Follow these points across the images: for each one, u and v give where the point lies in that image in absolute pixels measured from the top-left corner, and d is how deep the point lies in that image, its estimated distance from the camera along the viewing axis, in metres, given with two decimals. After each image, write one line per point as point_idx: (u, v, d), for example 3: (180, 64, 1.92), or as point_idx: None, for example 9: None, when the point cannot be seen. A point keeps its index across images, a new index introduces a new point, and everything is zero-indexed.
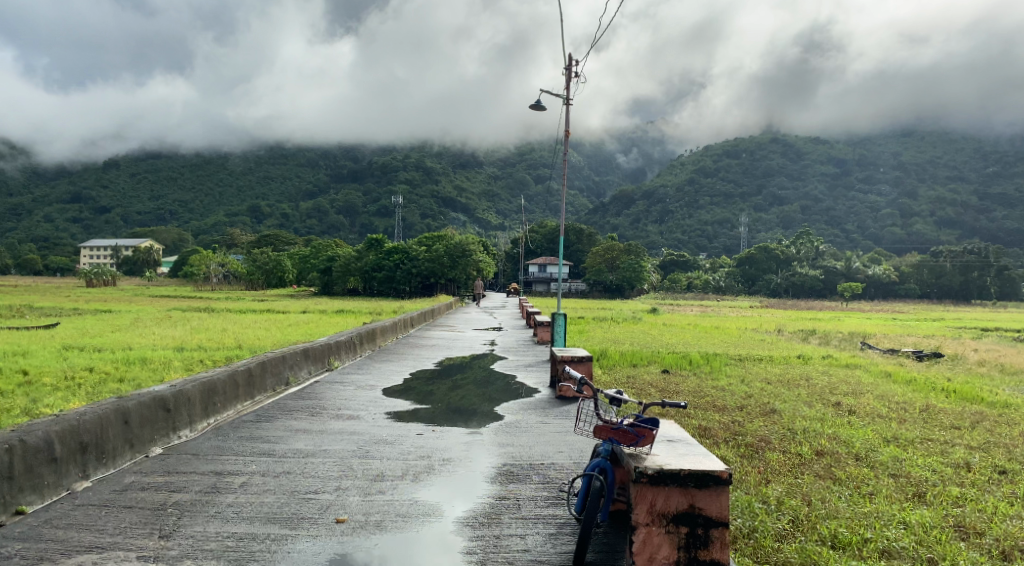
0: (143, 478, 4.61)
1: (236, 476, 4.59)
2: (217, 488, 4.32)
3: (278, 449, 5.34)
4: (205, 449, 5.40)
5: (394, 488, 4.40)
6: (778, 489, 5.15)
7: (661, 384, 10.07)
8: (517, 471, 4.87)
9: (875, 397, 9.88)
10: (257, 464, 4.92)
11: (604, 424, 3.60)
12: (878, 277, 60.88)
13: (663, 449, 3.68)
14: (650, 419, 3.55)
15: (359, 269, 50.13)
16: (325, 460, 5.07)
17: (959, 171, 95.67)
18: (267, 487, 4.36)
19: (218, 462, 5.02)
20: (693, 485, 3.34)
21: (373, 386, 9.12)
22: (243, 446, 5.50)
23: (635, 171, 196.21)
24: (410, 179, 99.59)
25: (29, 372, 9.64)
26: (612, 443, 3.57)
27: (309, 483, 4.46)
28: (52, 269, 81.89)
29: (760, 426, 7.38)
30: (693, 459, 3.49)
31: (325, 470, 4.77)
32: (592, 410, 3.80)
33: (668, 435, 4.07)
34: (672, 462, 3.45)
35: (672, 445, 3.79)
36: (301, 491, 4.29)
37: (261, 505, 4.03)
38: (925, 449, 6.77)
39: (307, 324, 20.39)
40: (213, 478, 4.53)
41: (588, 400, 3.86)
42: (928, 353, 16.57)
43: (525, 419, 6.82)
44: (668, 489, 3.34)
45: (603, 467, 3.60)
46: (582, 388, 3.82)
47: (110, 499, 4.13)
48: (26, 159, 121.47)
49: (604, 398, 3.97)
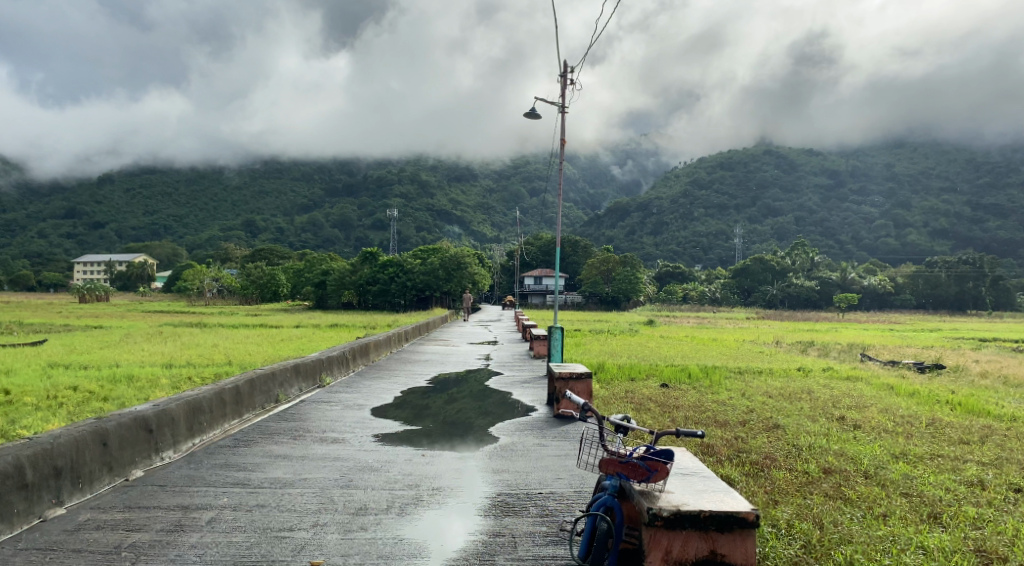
0: (103, 515, 4.30)
1: (204, 511, 4.33)
2: (181, 526, 4.06)
3: (254, 479, 5.09)
4: (178, 479, 5.11)
5: (378, 522, 4.15)
6: (786, 512, 4.91)
7: (661, 398, 9.84)
8: (513, 503, 4.60)
9: (880, 411, 9.66)
10: (229, 495, 4.66)
11: (611, 457, 3.35)
12: (875, 287, 60.51)
13: (678, 485, 3.45)
14: (663, 451, 3.31)
15: (354, 282, 49.57)
16: (305, 490, 4.81)
17: (951, 182, 96.04)
18: (238, 524, 4.09)
19: (186, 494, 4.73)
20: (714, 530, 3.11)
21: (361, 406, 8.76)
22: (217, 474, 5.22)
23: (631, 183, 198.23)
24: (405, 194, 99.91)
25: (10, 392, 9.34)
26: (620, 479, 3.33)
27: (283, 518, 4.20)
28: (46, 285, 81.41)
29: (764, 443, 7.16)
30: (715, 498, 3.25)
31: (303, 502, 4.52)
32: (596, 440, 3.55)
33: (685, 467, 3.85)
34: (689, 500, 3.21)
35: (687, 480, 3.56)
36: (274, 528, 4.04)
37: (227, 545, 3.77)
38: (935, 466, 6.55)
39: (301, 339, 20.22)
40: (177, 514, 4.26)
41: (588, 428, 3.61)
42: (929, 364, 16.39)
43: (521, 442, 6.57)
44: (682, 533, 3.11)
45: (609, 504, 3.33)
46: (584, 414, 3.56)
47: (58, 541, 3.83)
48: (18, 175, 120.66)
49: (606, 425, 3.69)
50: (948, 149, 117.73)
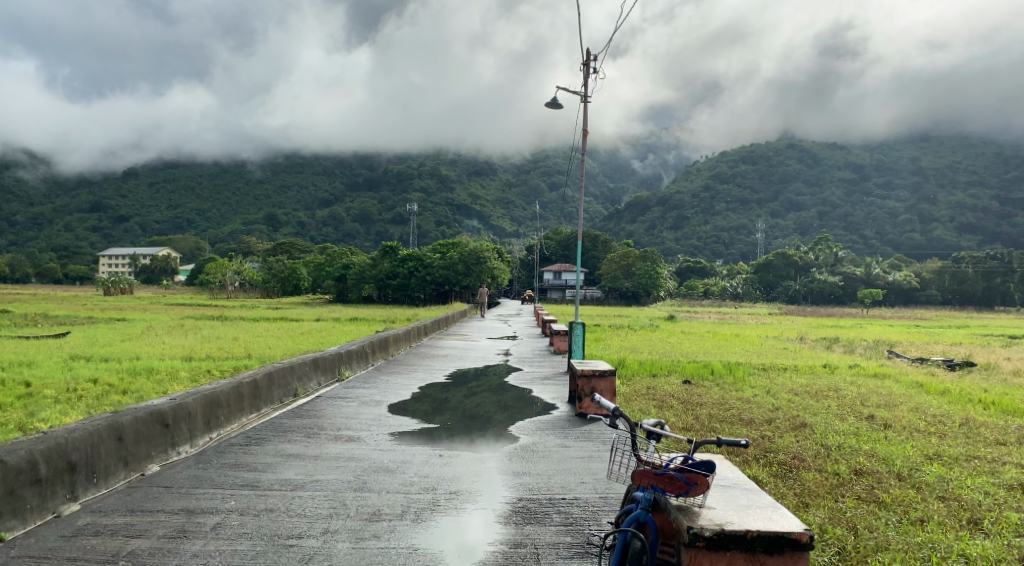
0: (103, 519, 4.17)
1: (209, 515, 4.22)
2: (186, 532, 3.95)
3: (265, 480, 4.99)
4: (183, 480, 4.96)
5: (392, 530, 4.02)
6: (819, 515, 4.73)
7: (685, 395, 9.69)
8: (536, 509, 4.45)
9: (911, 410, 9.35)
10: (237, 499, 4.55)
11: (646, 468, 3.15)
12: (900, 283, 59.21)
13: (721, 499, 3.26)
14: (703, 461, 3.10)
15: (374, 277, 50.07)
16: (315, 493, 4.70)
17: (980, 175, 93.84)
18: (244, 530, 3.98)
19: (192, 497, 4.61)
20: (761, 552, 2.93)
21: (379, 402, 8.61)
22: (225, 475, 5.10)
23: (653, 177, 197.26)
24: (425, 188, 100.45)
25: (31, 384, 9.37)
26: (654, 492, 3.13)
27: (293, 524, 4.10)
28: (72, 278, 83.07)
29: (792, 442, 6.93)
30: (762, 516, 3.05)
31: (314, 507, 4.41)
32: (628, 448, 3.31)
33: (728, 474, 3.68)
34: (731, 518, 3.02)
35: (728, 493, 3.37)
36: (282, 535, 3.93)
37: (232, 554, 3.67)
38: (973, 468, 6.30)
39: (320, 332, 20.28)
40: (181, 519, 4.15)
41: (619, 434, 3.34)
42: (959, 362, 15.95)
43: (544, 441, 6.43)
44: (726, 553, 2.92)
45: (643, 520, 3.14)
46: (615, 421, 3.34)
47: (54, 549, 3.70)
48: (46, 169, 122.88)
49: (640, 432, 3.43)
50: (977, 143, 115.07)
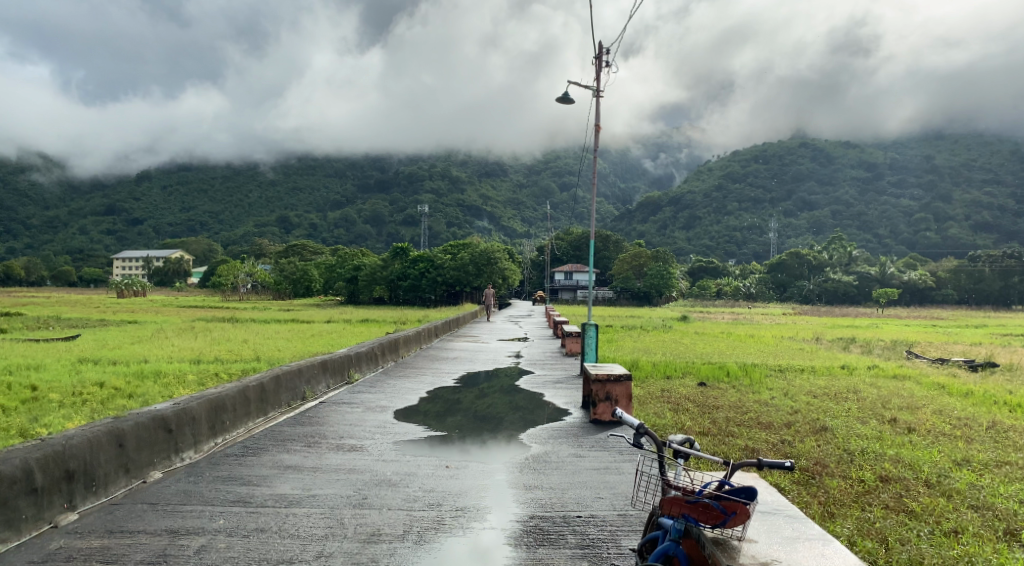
0: (80, 540, 3.94)
1: (193, 538, 4.04)
2: (166, 557, 3.77)
3: (259, 495, 4.82)
4: (172, 495, 4.76)
5: (393, 553, 3.84)
6: (848, 527, 4.48)
7: (700, 397, 9.42)
8: (549, 528, 4.26)
9: (934, 413, 9.05)
10: (226, 517, 4.38)
11: (678, 495, 2.89)
12: (914, 282, 58.37)
13: (763, 530, 3.16)
14: (744, 487, 2.86)
15: (385, 278, 50.22)
16: (311, 511, 4.52)
17: (996, 171, 92.63)
18: (232, 554, 3.80)
19: (178, 515, 4.42)
20: None
21: (385, 407, 8.37)
22: (217, 490, 4.91)
23: (665, 177, 197.18)
24: (435, 189, 100.62)
25: (37, 388, 9.30)
26: (686, 521, 2.86)
27: (285, 547, 3.92)
28: (86, 280, 83.94)
29: (812, 446, 6.70)
30: (812, 553, 2.96)
31: (309, 526, 4.23)
32: (653, 469, 3.04)
33: (768, 499, 3.58)
34: (778, 556, 2.91)
35: (775, 523, 3.18)
36: (272, 559, 3.75)
37: None
38: (1005, 475, 6.00)
39: (330, 334, 20.12)
40: (164, 541, 3.97)
41: (649, 454, 3.06)
42: (980, 362, 15.60)
43: (556, 451, 6.21)
44: None
45: (672, 552, 2.88)
46: (640, 438, 3.05)
47: None
48: (60, 173, 124.05)
49: (674, 452, 3.15)
50: (993, 140, 113.24)
